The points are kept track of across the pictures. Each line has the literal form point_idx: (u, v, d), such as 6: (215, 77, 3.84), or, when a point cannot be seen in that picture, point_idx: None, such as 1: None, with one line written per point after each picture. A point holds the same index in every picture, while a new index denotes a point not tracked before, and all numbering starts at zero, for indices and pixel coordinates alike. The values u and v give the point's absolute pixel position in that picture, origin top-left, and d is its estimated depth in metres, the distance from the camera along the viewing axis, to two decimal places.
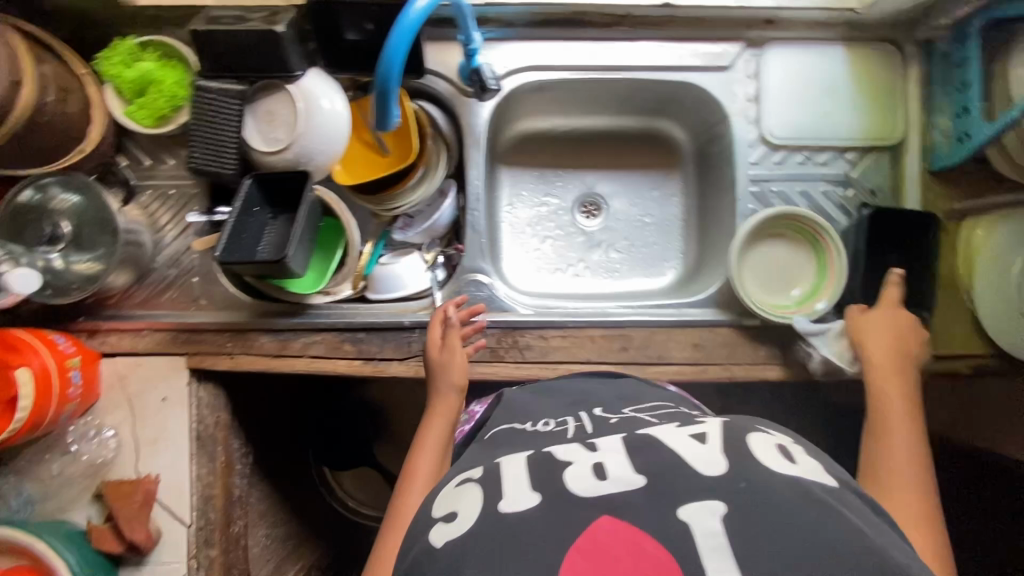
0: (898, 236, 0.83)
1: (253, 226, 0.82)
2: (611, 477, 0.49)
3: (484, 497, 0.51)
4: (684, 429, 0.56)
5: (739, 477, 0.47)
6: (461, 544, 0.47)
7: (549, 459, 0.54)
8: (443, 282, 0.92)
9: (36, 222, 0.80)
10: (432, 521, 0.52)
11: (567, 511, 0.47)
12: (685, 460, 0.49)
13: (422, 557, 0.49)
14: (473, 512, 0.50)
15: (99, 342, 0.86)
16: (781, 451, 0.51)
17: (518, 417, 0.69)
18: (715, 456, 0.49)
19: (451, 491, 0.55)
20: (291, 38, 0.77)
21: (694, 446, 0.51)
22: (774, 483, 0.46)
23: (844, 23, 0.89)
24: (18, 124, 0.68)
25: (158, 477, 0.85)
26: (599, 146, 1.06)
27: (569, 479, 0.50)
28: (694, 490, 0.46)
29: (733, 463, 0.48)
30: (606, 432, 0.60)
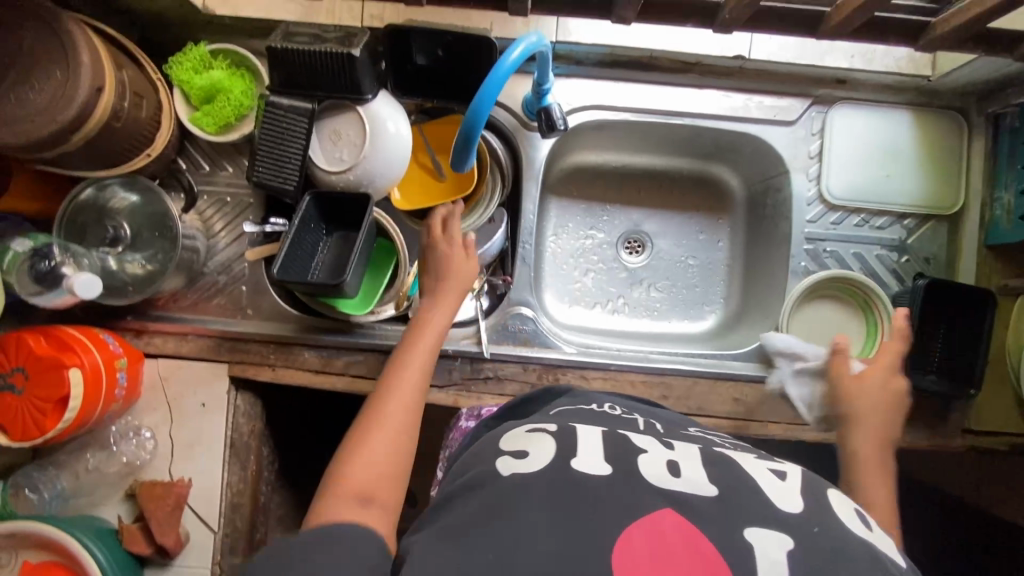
0: (953, 312, 0.82)
1: (309, 242, 0.83)
2: (683, 478, 0.52)
3: (560, 449, 0.55)
4: (763, 462, 0.58)
5: (813, 521, 0.49)
6: (528, 481, 0.52)
7: (624, 441, 0.58)
8: (487, 311, 0.91)
9: (97, 221, 0.80)
10: (501, 452, 0.58)
11: (637, 494, 0.50)
12: (765, 490, 0.52)
13: (486, 477, 0.54)
14: (548, 455, 0.55)
15: (144, 343, 0.86)
16: (859, 515, 0.52)
17: (585, 401, 0.72)
18: (791, 494, 0.51)
19: (522, 435, 0.60)
20: (366, 62, 0.77)
21: (774, 480, 0.54)
22: (847, 542, 0.47)
23: (914, 89, 0.88)
24: (95, 130, 0.68)
25: (190, 481, 0.86)
26: (649, 184, 1.05)
27: (644, 463, 0.54)
28: (767, 518, 0.48)
29: (808, 509, 0.50)
30: (679, 440, 0.62)
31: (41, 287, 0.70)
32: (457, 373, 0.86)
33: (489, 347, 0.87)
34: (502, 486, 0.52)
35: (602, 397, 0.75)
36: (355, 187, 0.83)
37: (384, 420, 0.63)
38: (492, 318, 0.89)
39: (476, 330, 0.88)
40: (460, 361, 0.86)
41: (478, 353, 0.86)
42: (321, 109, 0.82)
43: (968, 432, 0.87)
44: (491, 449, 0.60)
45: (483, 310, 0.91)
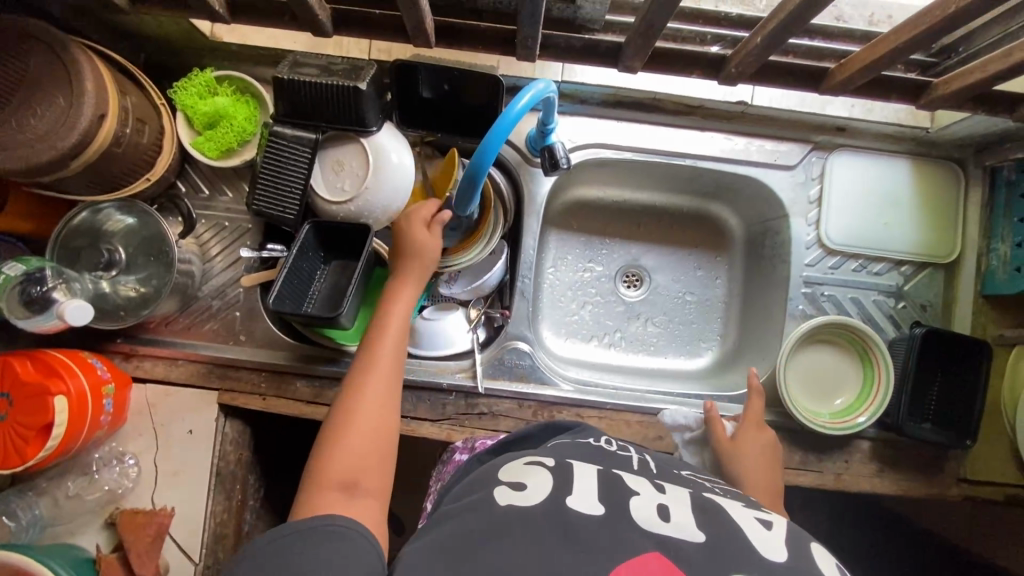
0: (950, 364, 0.82)
1: (305, 271, 0.82)
2: (673, 522, 0.52)
3: (556, 484, 0.56)
4: (749, 509, 0.58)
5: (800, 570, 0.49)
6: (524, 513, 0.53)
7: (619, 482, 0.58)
8: (483, 344, 0.90)
9: (92, 244, 0.79)
10: (499, 481, 0.59)
11: (626, 534, 0.51)
12: (750, 538, 0.52)
13: (481, 503, 0.55)
14: (543, 489, 0.56)
15: (133, 367, 0.85)
16: (841, 569, 0.51)
17: (585, 434, 0.72)
18: (776, 543, 0.51)
19: (519, 466, 0.61)
20: (372, 95, 0.78)
21: (761, 529, 0.53)
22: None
23: (913, 139, 0.89)
24: (96, 154, 0.68)
25: (173, 511, 0.84)
26: (649, 220, 1.06)
27: (635, 506, 0.54)
28: (752, 563, 0.48)
29: (794, 557, 0.50)
30: (671, 480, 0.63)
31: (31, 311, 0.68)
32: (450, 408, 0.85)
33: (484, 381, 0.86)
34: (497, 515, 0.53)
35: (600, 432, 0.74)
36: (354, 217, 0.82)
37: (360, 407, 0.63)
38: (488, 351, 0.88)
39: (472, 364, 0.87)
40: (454, 396, 0.86)
41: (473, 387, 0.85)
42: (325, 139, 0.82)
43: (964, 481, 0.87)
44: (491, 475, 0.61)
45: (480, 342, 0.90)
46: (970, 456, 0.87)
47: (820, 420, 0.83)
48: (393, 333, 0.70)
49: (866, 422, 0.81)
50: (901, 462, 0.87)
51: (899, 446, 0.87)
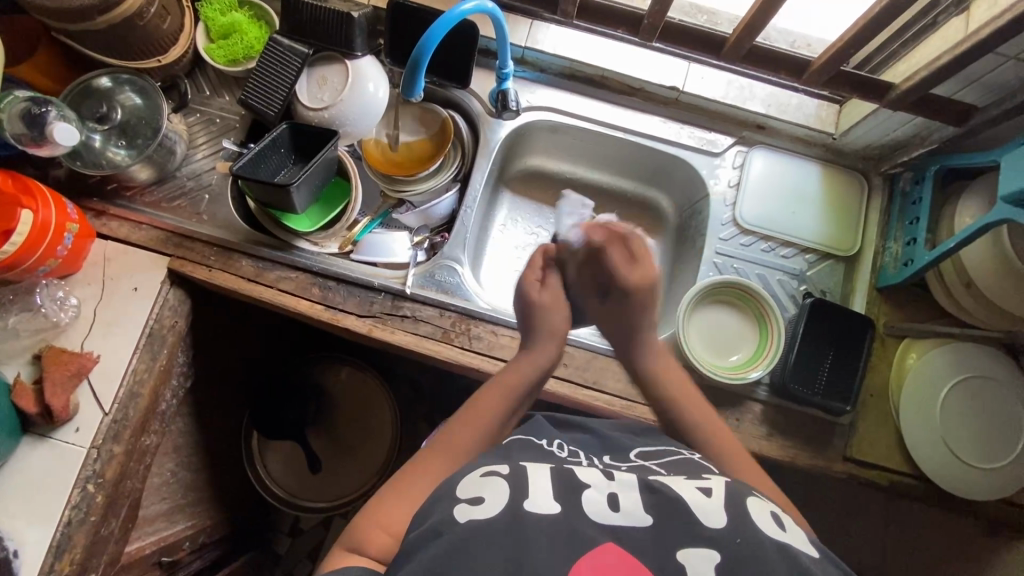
0: (839, 335, 0.89)
1: (274, 161, 0.93)
2: (622, 511, 0.56)
3: (512, 492, 0.58)
4: (692, 479, 0.63)
5: (736, 531, 0.54)
6: (488, 525, 0.54)
7: (570, 477, 0.61)
8: (420, 262, 0.99)
9: (97, 101, 0.91)
10: (458, 499, 0.58)
11: (578, 527, 0.54)
12: (689, 507, 0.57)
13: (443, 526, 0.54)
14: (502, 501, 0.57)
15: (101, 224, 0.93)
16: (773, 516, 0.58)
17: (536, 433, 0.74)
18: (718, 511, 0.56)
19: (475, 479, 0.61)
20: (361, 25, 0.93)
21: (700, 496, 0.59)
22: (766, 547, 0.52)
23: (822, 146, 1.02)
24: (119, 18, 0.82)
25: (98, 358, 0.88)
26: (596, 198, 1.16)
27: (587, 503, 0.57)
28: (697, 536, 0.53)
29: (733, 522, 0.55)
30: (618, 469, 0.66)
31: (26, 128, 0.79)
32: (376, 307, 0.92)
33: (412, 287, 0.93)
34: (460, 533, 0.53)
35: (550, 429, 0.76)
36: (327, 124, 0.94)
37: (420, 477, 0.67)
38: (422, 266, 0.96)
39: (406, 274, 0.95)
40: (383, 296, 0.92)
41: (401, 290, 0.93)
42: (316, 58, 0.96)
43: (849, 460, 0.90)
44: (448, 492, 0.60)
45: (417, 260, 0.98)
46: (859, 437, 0.91)
47: (722, 371, 0.89)
48: (489, 422, 0.74)
49: (758, 375, 0.87)
50: (791, 430, 0.90)
51: (791, 415, 0.91)
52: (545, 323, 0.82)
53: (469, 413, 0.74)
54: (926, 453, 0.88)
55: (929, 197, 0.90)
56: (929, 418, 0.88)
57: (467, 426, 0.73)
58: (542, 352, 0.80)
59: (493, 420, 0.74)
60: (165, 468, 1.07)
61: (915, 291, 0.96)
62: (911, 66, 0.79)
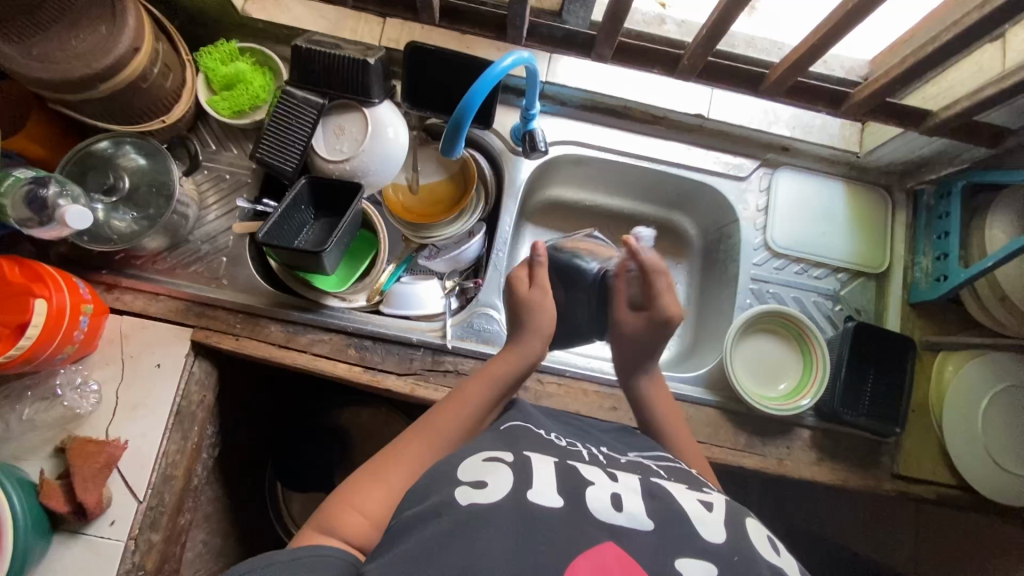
0: (880, 356, 0.90)
1: (296, 220, 0.88)
2: (626, 511, 0.53)
3: (516, 480, 0.54)
4: (692, 491, 0.60)
5: (734, 550, 0.52)
6: (487, 512, 0.50)
7: (574, 473, 0.58)
8: (455, 311, 0.96)
9: (100, 170, 0.85)
10: (459, 481, 0.56)
11: (583, 526, 0.50)
12: (690, 517, 0.54)
13: (442, 508, 0.52)
14: (503, 489, 0.53)
15: (113, 298, 0.88)
16: (769, 541, 0.56)
17: (533, 422, 0.70)
18: (717, 524, 0.54)
19: (478, 463, 0.58)
20: (378, 70, 0.88)
21: (701, 509, 0.56)
22: (761, 566, 0.51)
23: (845, 164, 1.02)
24: (122, 84, 0.77)
25: (126, 444, 0.83)
26: (618, 226, 1.14)
27: (590, 497, 0.54)
28: (694, 545, 0.51)
29: (731, 539, 0.53)
30: (620, 468, 0.63)
31: (32, 212, 0.74)
32: (417, 363, 0.89)
33: (452, 340, 0.91)
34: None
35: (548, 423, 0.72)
36: (348, 176, 0.90)
37: (403, 458, 0.65)
38: (458, 316, 0.94)
39: (442, 326, 0.93)
40: (423, 351, 0.89)
41: (440, 344, 0.90)
42: (330, 107, 0.91)
43: (897, 477, 0.91)
44: (450, 472, 0.58)
45: (452, 309, 0.96)
46: (904, 452, 0.92)
47: (772, 403, 0.89)
48: (480, 403, 0.72)
49: (809, 403, 0.87)
50: (840, 452, 0.91)
51: (839, 437, 0.92)
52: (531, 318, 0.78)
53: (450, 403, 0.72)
54: (970, 464, 0.90)
55: (958, 212, 0.91)
56: (971, 427, 0.91)
57: (449, 414, 0.70)
58: (530, 350, 0.77)
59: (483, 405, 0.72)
60: (197, 540, 1.03)
61: (944, 304, 0.97)
62: (942, 91, 0.80)
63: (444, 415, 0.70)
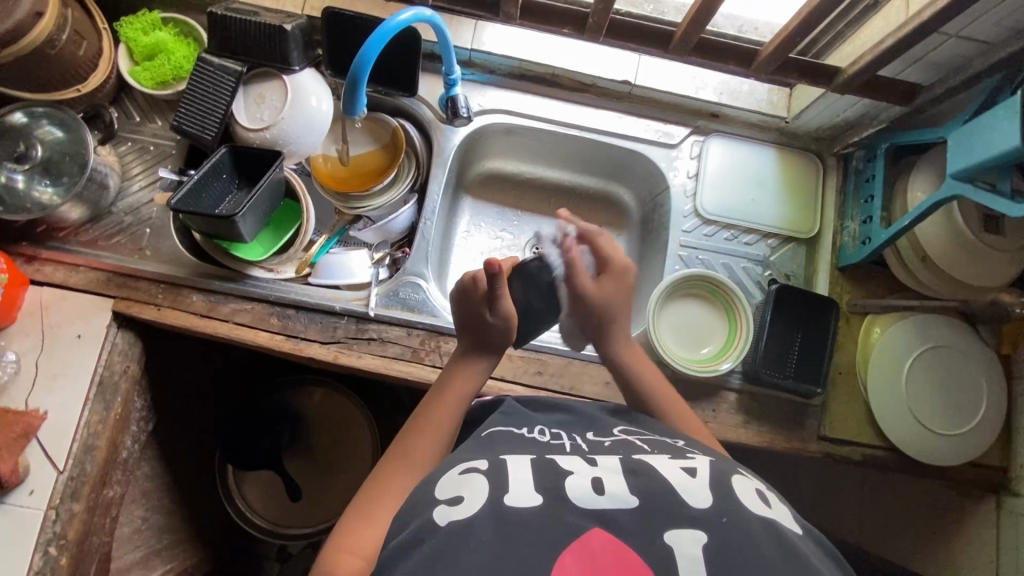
0: (805, 317, 0.91)
1: (217, 189, 0.88)
2: (607, 493, 0.53)
3: (492, 487, 0.54)
4: (675, 459, 0.59)
5: (721, 511, 0.52)
6: (467, 528, 0.50)
7: (552, 466, 0.57)
8: (382, 280, 0.96)
9: (12, 140, 0.85)
10: (436, 501, 0.54)
11: (565, 517, 0.50)
12: (677, 489, 0.53)
13: (423, 531, 0.51)
14: (481, 495, 0.53)
15: (33, 270, 0.87)
16: (758, 494, 0.56)
17: (517, 421, 0.69)
18: (701, 490, 0.54)
19: (454, 478, 0.56)
20: (296, 37, 0.88)
21: (684, 477, 0.56)
22: (750, 523, 0.51)
23: (776, 130, 1.02)
24: (27, 49, 0.76)
25: (46, 415, 0.83)
26: (556, 197, 1.14)
27: (570, 488, 0.53)
28: (682, 516, 0.51)
29: (717, 500, 0.52)
30: (602, 450, 0.62)
31: None
32: (341, 331, 0.89)
33: (376, 308, 0.90)
34: (445, 544, 0.49)
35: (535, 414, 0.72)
36: (269, 145, 0.90)
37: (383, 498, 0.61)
38: (384, 285, 0.93)
39: (367, 295, 0.92)
40: (346, 320, 0.89)
41: (364, 312, 0.89)
42: (250, 75, 0.91)
43: (823, 438, 0.92)
44: (426, 493, 0.56)
45: (379, 278, 0.96)
46: (830, 413, 0.92)
47: (693, 364, 0.90)
48: (447, 421, 0.69)
49: (729, 366, 0.88)
50: (766, 415, 0.91)
51: (764, 400, 0.92)
52: (503, 333, 0.74)
53: (422, 424, 0.68)
54: (899, 427, 0.90)
55: (881, 174, 0.91)
56: (898, 389, 0.91)
57: (424, 436, 0.67)
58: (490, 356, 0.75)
59: (452, 420, 0.70)
60: (134, 515, 1.03)
61: (874, 267, 0.98)
62: (855, 49, 0.80)
63: (416, 439, 0.67)
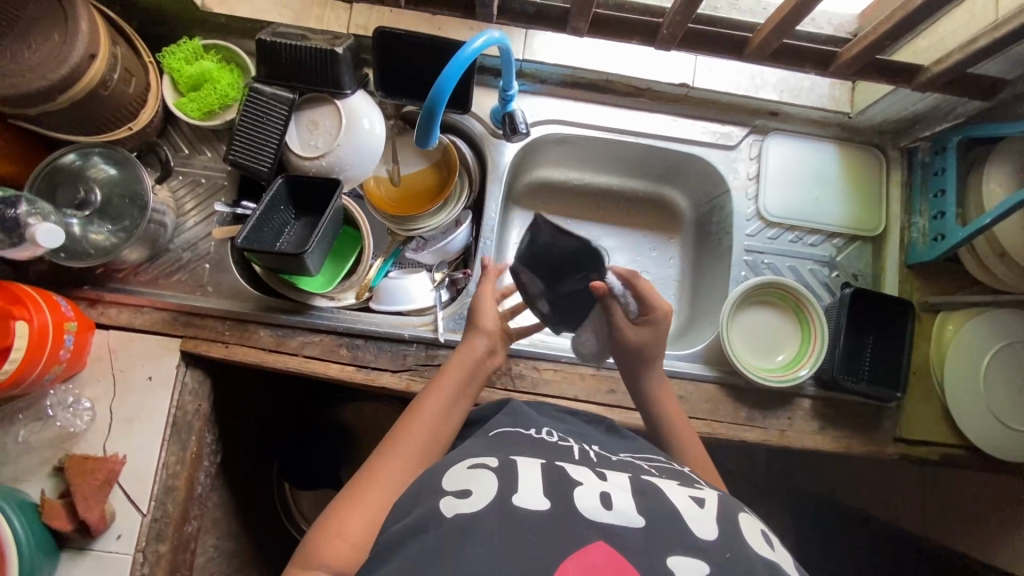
0: (880, 320, 0.90)
1: (277, 222, 0.86)
2: (616, 510, 0.52)
3: (501, 485, 0.53)
4: (683, 487, 0.59)
5: (725, 547, 0.51)
6: (474, 522, 0.49)
7: (562, 473, 0.56)
8: (445, 303, 0.94)
9: (70, 185, 0.83)
10: (443, 492, 0.54)
11: (573, 528, 0.50)
12: (681, 515, 0.53)
13: (428, 521, 0.50)
14: (489, 493, 0.52)
15: (97, 313, 0.86)
16: (763, 534, 0.55)
17: (523, 424, 0.69)
18: (708, 521, 0.53)
19: (462, 471, 0.56)
20: (347, 60, 0.85)
21: (692, 506, 0.55)
22: (754, 563, 0.50)
23: (837, 125, 1.00)
24: (82, 93, 0.74)
25: (125, 459, 0.83)
26: (607, 204, 1.11)
27: (578, 498, 0.53)
28: (684, 543, 0.50)
29: (723, 535, 0.52)
30: (610, 465, 0.62)
31: (11, 240, 0.74)
32: (411, 359, 0.88)
33: (445, 333, 0.89)
34: None
35: (541, 422, 0.71)
36: (326, 173, 0.87)
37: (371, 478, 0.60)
38: (449, 308, 0.92)
39: (434, 319, 0.91)
40: (415, 347, 0.88)
41: (433, 338, 0.88)
42: (301, 101, 0.88)
43: (899, 440, 0.91)
44: (434, 482, 0.56)
45: (442, 301, 0.94)
46: (904, 415, 0.91)
47: (771, 375, 0.88)
48: (444, 409, 0.69)
49: (807, 373, 0.87)
50: (841, 420, 0.91)
51: (838, 405, 0.91)
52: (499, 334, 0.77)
53: (416, 409, 0.68)
54: (975, 426, 0.89)
55: (954, 168, 0.88)
56: (973, 387, 0.89)
57: (416, 423, 0.66)
58: (482, 340, 0.75)
59: (447, 407, 0.69)
60: (208, 545, 1.04)
61: (943, 263, 0.96)
62: (935, 44, 0.77)
63: (410, 423, 0.66)
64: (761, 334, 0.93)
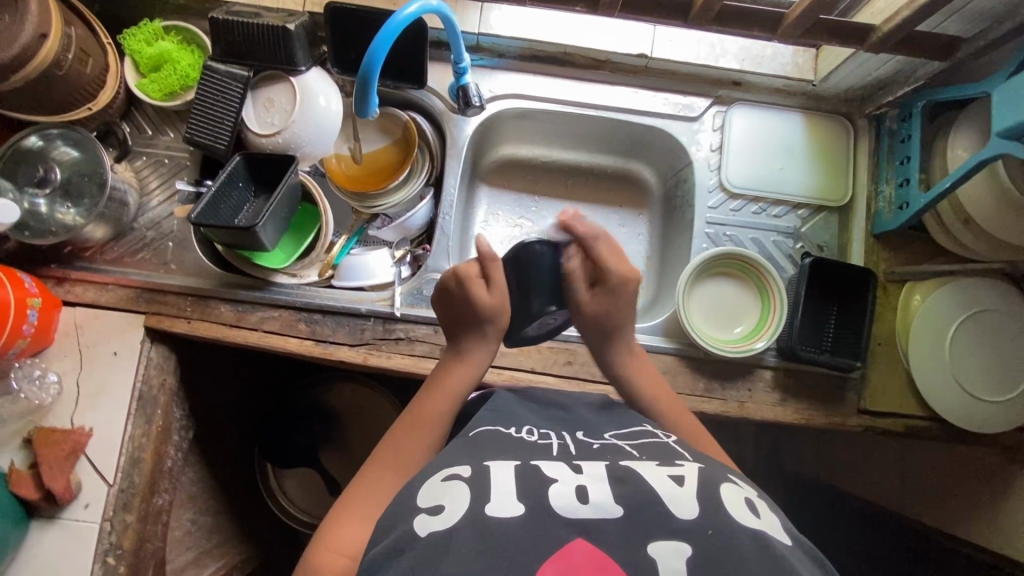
0: (841, 290, 0.89)
1: (235, 198, 0.87)
2: (592, 503, 0.49)
3: (473, 496, 0.51)
4: (663, 466, 0.55)
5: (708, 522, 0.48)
6: (448, 538, 0.47)
7: (536, 472, 0.53)
8: (405, 278, 0.95)
9: (31, 164, 0.85)
10: (417, 509, 0.52)
11: (545, 527, 0.47)
12: (661, 497, 0.50)
13: (404, 543, 0.48)
14: (463, 507, 0.50)
15: (64, 291, 0.88)
16: (747, 503, 0.51)
17: (505, 421, 0.66)
18: (687, 500, 0.50)
19: (435, 485, 0.54)
20: (300, 37, 0.86)
21: (670, 485, 0.52)
22: (740, 538, 0.47)
23: (802, 94, 0.98)
24: (36, 72, 0.76)
25: (92, 431, 0.85)
26: (575, 180, 1.11)
27: (554, 498, 0.50)
28: (666, 528, 0.47)
29: (704, 512, 0.49)
30: (589, 453, 0.59)
31: None
32: (369, 333, 0.89)
33: (402, 307, 0.90)
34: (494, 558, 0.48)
35: (524, 415, 0.68)
36: (282, 150, 0.88)
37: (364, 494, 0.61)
38: (407, 284, 0.93)
39: (391, 294, 0.92)
40: (372, 321, 0.89)
41: (390, 313, 0.89)
42: (258, 80, 0.89)
43: (864, 412, 0.90)
44: (408, 499, 0.54)
45: (402, 277, 0.95)
46: (869, 386, 0.90)
47: (726, 345, 0.88)
48: (436, 421, 0.68)
49: (763, 345, 0.86)
50: (803, 391, 0.89)
51: (801, 376, 0.90)
52: (490, 320, 0.73)
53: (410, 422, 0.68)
54: (943, 398, 0.87)
55: (919, 133, 0.86)
56: (940, 357, 0.87)
57: (409, 437, 0.67)
58: (482, 353, 0.74)
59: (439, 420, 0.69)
60: (185, 519, 1.06)
61: (912, 233, 0.93)
62: (888, 4, 0.75)
63: (403, 437, 0.67)
64: (717, 301, 0.93)
